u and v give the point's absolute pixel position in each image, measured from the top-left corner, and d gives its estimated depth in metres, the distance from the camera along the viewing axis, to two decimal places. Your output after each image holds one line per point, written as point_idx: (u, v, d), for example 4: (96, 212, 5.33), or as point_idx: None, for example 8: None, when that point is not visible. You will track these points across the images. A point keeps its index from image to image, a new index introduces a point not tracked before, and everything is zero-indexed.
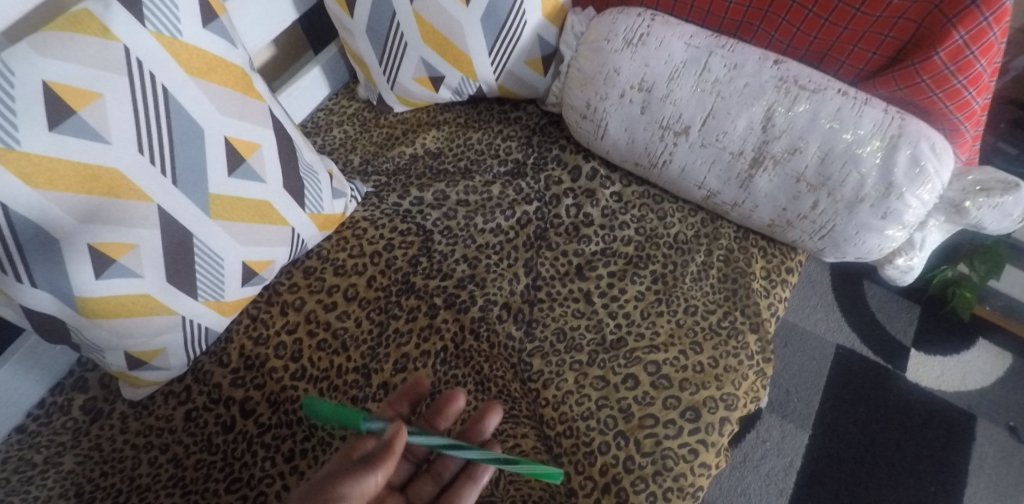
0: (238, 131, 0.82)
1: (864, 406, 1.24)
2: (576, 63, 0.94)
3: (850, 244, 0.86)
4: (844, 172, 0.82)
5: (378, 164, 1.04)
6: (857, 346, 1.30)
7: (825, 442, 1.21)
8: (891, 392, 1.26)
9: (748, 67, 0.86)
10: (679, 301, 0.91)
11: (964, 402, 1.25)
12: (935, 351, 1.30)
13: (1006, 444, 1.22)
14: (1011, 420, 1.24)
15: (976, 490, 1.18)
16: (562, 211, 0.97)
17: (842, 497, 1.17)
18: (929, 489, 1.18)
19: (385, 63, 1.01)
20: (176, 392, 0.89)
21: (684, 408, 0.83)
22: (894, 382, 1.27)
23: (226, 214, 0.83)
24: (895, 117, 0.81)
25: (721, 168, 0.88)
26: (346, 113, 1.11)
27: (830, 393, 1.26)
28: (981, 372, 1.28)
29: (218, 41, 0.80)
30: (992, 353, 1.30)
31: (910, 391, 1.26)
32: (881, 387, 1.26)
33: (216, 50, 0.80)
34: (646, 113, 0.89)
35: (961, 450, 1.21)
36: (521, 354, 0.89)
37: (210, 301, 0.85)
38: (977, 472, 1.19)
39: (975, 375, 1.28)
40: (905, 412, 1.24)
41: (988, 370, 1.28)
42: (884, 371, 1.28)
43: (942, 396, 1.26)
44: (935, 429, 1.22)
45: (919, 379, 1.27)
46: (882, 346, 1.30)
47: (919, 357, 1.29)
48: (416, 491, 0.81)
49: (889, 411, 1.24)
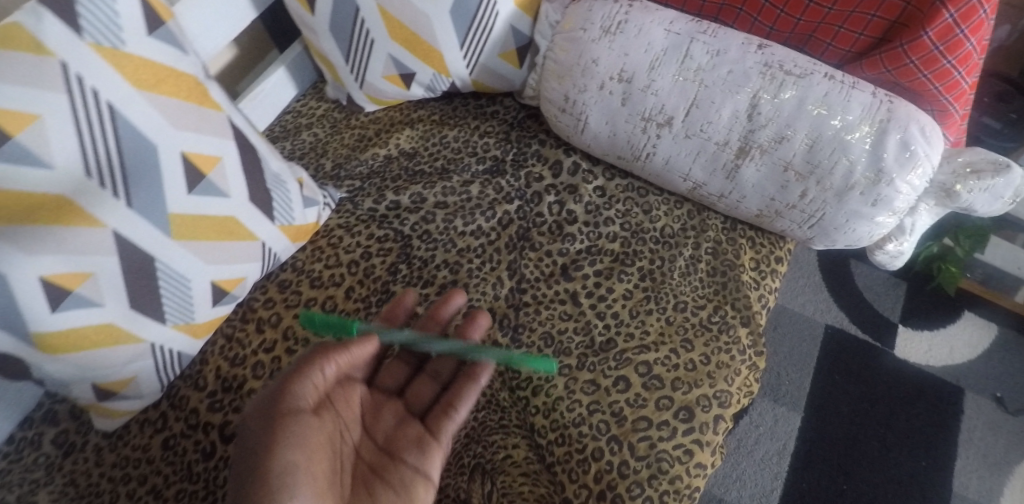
0: (196, 144, 0.77)
1: (854, 385, 1.24)
2: (552, 55, 0.90)
3: (840, 232, 0.83)
4: (832, 159, 0.79)
5: (351, 168, 0.99)
6: (845, 325, 1.29)
7: (817, 424, 1.21)
8: (880, 369, 1.25)
9: (731, 53, 0.82)
10: (668, 298, 0.88)
11: (951, 375, 1.25)
12: (922, 326, 1.29)
13: (994, 415, 1.22)
14: (998, 391, 1.24)
15: (966, 463, 1.18)
16: (545, 209, 0.94)
17: (835, 477, 1.16)
18: (921, 464, 1.18)
19: (351, 61, 0.96)
20: (151, 419, 0.86)
21: (678, 408, 0.81)
22: (883, 359, 1.26)
23: (189, 234, 0.78)
24: (884, 101, 0.78)
25: (707, 159, 0.85)
26: (315, 115, 1.06)
27: (820, 373, 1.25)
28: (968, 344, 1.28)
29: (164, 49, 0.75)
30: (977, 325, 1.30)
31: (899, 367, 1.26)
32: (870, 365, 1.26)
33: (164, 59, 0.75)
34: (628, 105, 0.86)
35: (951, 423, 1.21)
36: (508, 361, 0.86)
37: (179, 324, 0.81)
38: (967, 445, 1.20)
39: (962, 348, 1.28)
40: (895, 389, 1.24)
41: (975, 342, 1.28)
42: (873, 349, 1.27)
43: (930, 371, 1.25)
44: (924, 403, 1.23)
45: (907, 355, 1.27)
46: (870, 323, 1.30)
47: (907, 332, 1.29)
48: (415, 392, 0.81)
49: (879, 388, 1.24)
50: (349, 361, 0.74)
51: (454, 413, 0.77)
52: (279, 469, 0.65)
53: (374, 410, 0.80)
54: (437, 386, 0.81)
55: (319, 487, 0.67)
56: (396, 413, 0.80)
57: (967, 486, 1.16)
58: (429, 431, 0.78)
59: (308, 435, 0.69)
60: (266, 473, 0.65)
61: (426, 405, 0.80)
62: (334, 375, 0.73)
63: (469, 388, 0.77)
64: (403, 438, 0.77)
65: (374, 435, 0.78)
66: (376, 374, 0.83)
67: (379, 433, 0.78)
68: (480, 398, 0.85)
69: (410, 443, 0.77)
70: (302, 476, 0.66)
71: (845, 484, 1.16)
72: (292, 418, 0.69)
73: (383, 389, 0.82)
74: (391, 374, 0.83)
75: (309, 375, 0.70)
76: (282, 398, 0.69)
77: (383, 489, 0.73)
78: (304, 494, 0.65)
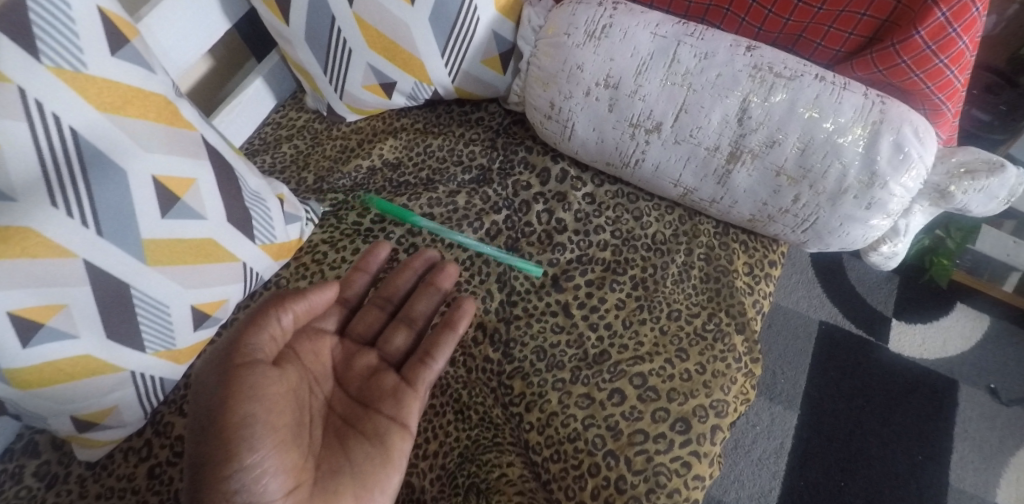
0: (167, 167, 0.74)
1: (849, 381, 1.23)
2: (536, 60, 0.88)
3: (834, 236, 0.82)
4: (825, 163, 0.77)
5: (334, 181, 0.97)
6: (839, 321, 1.29)
7: (813, 421, 1.20)
8: (875, 364, 1.25)
9: (719, 56, 0.80)
10: (661, 306, 0.87)
11: (946, 368, 1.25)
12: (916, 318, 1.29)
13: (989, 407, 1.22)
14: (992, 382, 1.24)
15: (962, 455, 1.18)
16: (534, 218, 0.92)
17: (833, 474, 1.16)
18: (918, 458, 1.17)
19: (330, 71, 0.93)
20: (136, 447, 0.83)
21: (674, 420, 0.79)
22: (877, 354, 1.26)
23: (165, 259, 0.76)
24: (876, 102, 0.76)
25: (697, 165, 0.83)
26: (296, 126, 1.04)
27: (816, 370, 1.24)
28: (961, 336, 1.28)
29: (131, 70, 0.72)
30: (970, 316, 1.29)
31: (893, 361, 1.25)
32: (864, 360, 1.25)
33: (129, 80, 0.72)
34: (615, 111, 0.84)
35: (946, 416, 1.21)
36: (500, 377, 0.85)
37: (160, 351, 0.79)
38: (963, 437, 1.19)
39: (955, 339, 1.27)
40: (890, 383, 1.23)
41: (968, 334, 1.28)
42: (867, 344, 1.27)
43: (924, 364, 1.25)
44: (919, 397, 1.22)
45: (901, 349, 1.26)
46: (864, 319, 1.29)
47: (900, 326, 1.28)
48: (390, 340, 0.82)
49: (874, 384, 1.23)
50: (307, 310, 0.73)
51: (431, 364, 0.78)
52: (238, 420, 0.63)
53: (345, 359, 0.80)
54: (412, 333, 0.82)
55: (280, 438, 0.65)
56: (370, 361, 0.80)
57: (963, 479, 1.16)
58: (403, 379, 0.78)
59: (268, 384, 0.67)
60: (228, 425, 0.63)
61: (401, 354, 0.81)
62: (290, 324, 0.72)
63: (446, 336, 0.79)
64: (377, 388, 0.77)
65: (347, 385, 0.78)
66: (349, 322, 0.83)
67: (352, 383, 0.78)
68: (473, 416, 0.83)
69: (385, 393, 0.76)
70: (262, 428, 0.64)
71: (843, 481, 1.15)
72: (252, 368, 0.66)
73: (357, 337, 0.82)
74: (364, 323, 0.83)
75: (264, 324, 0.69)
76: (237, 349, 0.67)
77: (356, 439, 0.73)
78: (267, 445, 0.64)
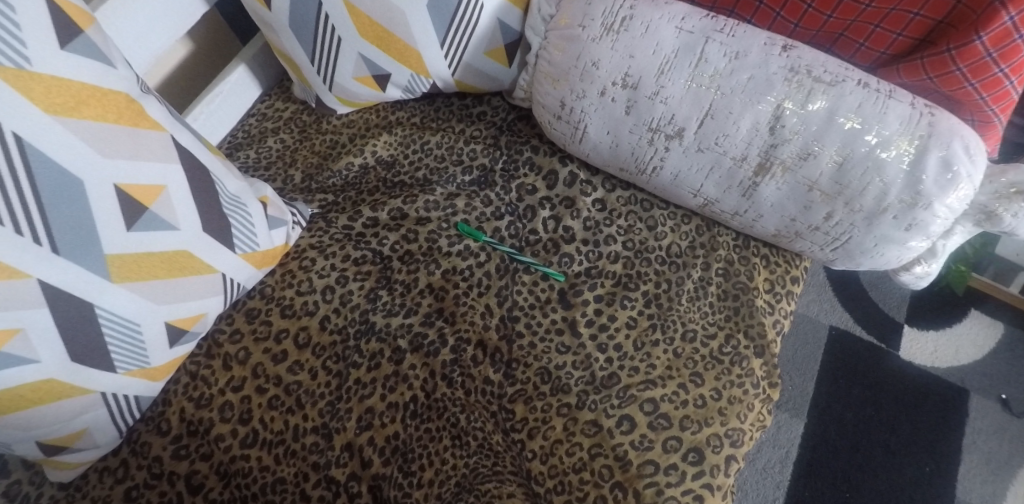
0: (131, 174, 0.67)
1: (861, 387, 1.18)
2: (546, 54, 0.80)
3: (866, 256, 0.75)
4: (864, 180, 0.70)
5: (323, 179, 0.90)
6: (850, 326, 1.24)
7: (822, 429, 1.15)
8: (887, 371, 1.19)
9: (752, 56, 0.72)
10: (675, 326, 0.80)
11: (957, 377, 1.19)
12: (928, 324, 1.24)
13: (999, 418, 1.16)
14: (1004, 392, 1.18)
15: (970, 467, 1.12)
16: (539, 225, 0.86)
17: (839, 485, 1.10)
18: (924, 470, 1.12)
19: (318, 61, 0.86)
20: (111, 468, 0.77)
21: (687, 450, 0.74)
22: (887, 362, 1.20)
23: (134, 274, 0.69)
24: (924, 112, 0.69)
25: (721, 175, 0.76)
26: (282, 118, 0.96)
27: (826, 376, 1.19)
28: (974, 344, 1.22)
29: (85, 65, 0.64)
30: (984, 323, 1.24)
31: (905, 370, 1.19)
32: (874, 367, 1.20)
33: (83, 76, 0.64)
34: (632, 113, 0.76)
35: (955, 427, 1.15)
36: (501, 400, 0.79)
37: (134, 370, 0.73)
38: (971, 449, 1.14)
39: (967, 348, 1.21)
40: (901, 392, 1.18)
41: (981, 342, 1.22)
42: (879, 350, 1.21)
43: (935, 373, 1.19)
44: (929, 407, 1.17)
45: (912, 356, 1.21)
46: (877, 324, 1.24)
47: (912, 332, 1.23)
48: None
49: (885, 391, 1.18)
50: None
51: None
52: None
53: None
54: None
55: None
56: None
57: (971, 492, 1.10)
58: None
59: None
60: None
61: None
62: None
63: None
64: None
65: None
66: None
67: None
68: (471, 442, 0.77)
69: None
70: None
71: (848, 492, 1.10)
72: None
73: None
74: None
75: None
76: None
77: None
78: None
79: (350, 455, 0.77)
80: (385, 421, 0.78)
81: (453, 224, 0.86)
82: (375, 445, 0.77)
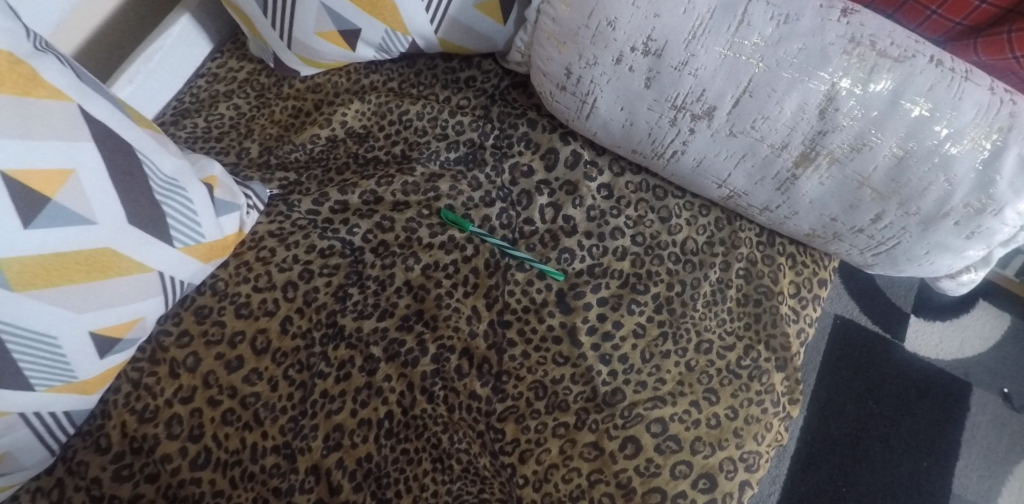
0: (25, 158, 0.54)
1: (862, 378, 1.10)
2: (548, 9, 0.66)
3: (913, 264, 0.65)
4: (925, 180, 0.59)
5: (283, 154, 0.78)
6: (856, 314, 1.15)
7: (819, 422, 1.07)
8: (890, 363, 1.11)
9: (804, 21, 0.59)
10: (689, 336, 0.71)
11: (961, 371, 1.12)
12: (934, 314, 1.15)
13: (1001, 413, 1.09)
14: (1006, 386, 1.10)
15: (968, 462, 1.06)
16: (536, 214, 0.75)
17: (835, 479, 1.03)
18: (923, 465, 1.05)
19: (276, 13, 0.73)
20: (44, 489, 0.65)
21: (697, 476, 0.64)
22: (894, 353, 1.12)
23: (44, 280, 0.57)
24: (1005, 100, 0.57)
25: (754, 165, 0.64)
26: (237, 79, 0.84)
27: (826, 367, 1.11)
28: (979, 337, 1.14)
29: None
30: (991, 314, 1.15)
31: (909, 361, 1.12)
32: (878, 358, 1.12)
33: None
34: (653, 88, 0.64)
35: (956, 421, 1.08)
36: (489, 419, 0.69)
37: (59, 386, 0.61)
38: (970, 443, 1.07)
39: (973, 340, 1.14)
40: (904, 384, 1.10)
41: (987, 334, 1.14)
42: (884, 341, 1.13)
43: (939, 365, 1.12)
44: (933, 400, 1.09)
45: (917, 348, 1.13)
46: (883, 312, 1.15)
47: (919, 321, 1.15)
48: None
49: (886, 383, 1.10)
50: None
51: None
52: None
53: None
54: None
55: None
56: None
57: (966, 487, 1.04)
58: None
59: None
60: None
61: None
62: None
63: None
64: None
65: None
66: None
67: None
68: (455, 466, 0.67)
69: None
70: None
71: (845, 487, 1.02)
72: None
73: None
74: None
75: None
76: None
77: None
78: None
79: (316, 479, 0.66)
80: (357, 441, 0.67)
81: (436, 211, 0.75)
82: (346, 468, 0.66)
